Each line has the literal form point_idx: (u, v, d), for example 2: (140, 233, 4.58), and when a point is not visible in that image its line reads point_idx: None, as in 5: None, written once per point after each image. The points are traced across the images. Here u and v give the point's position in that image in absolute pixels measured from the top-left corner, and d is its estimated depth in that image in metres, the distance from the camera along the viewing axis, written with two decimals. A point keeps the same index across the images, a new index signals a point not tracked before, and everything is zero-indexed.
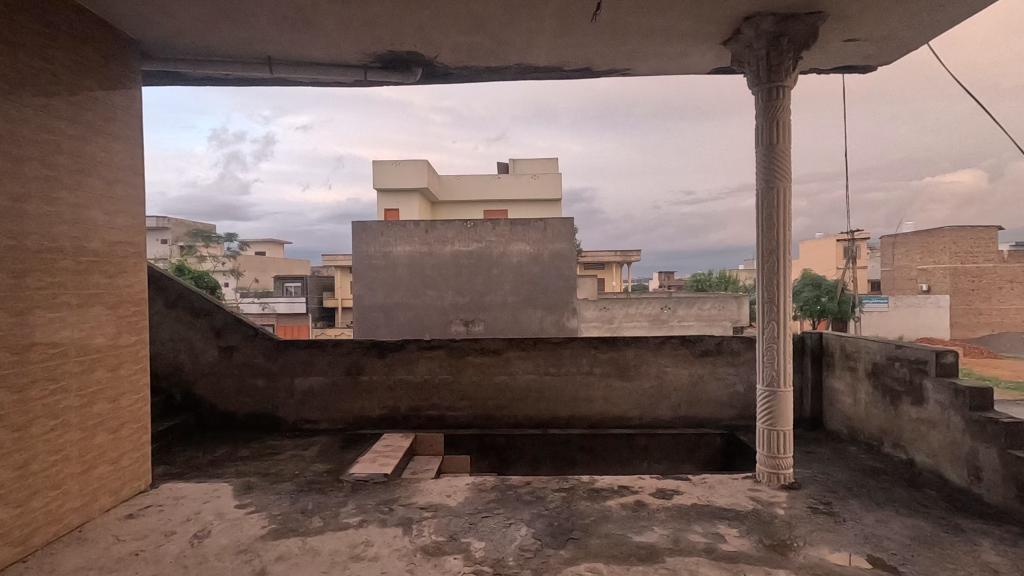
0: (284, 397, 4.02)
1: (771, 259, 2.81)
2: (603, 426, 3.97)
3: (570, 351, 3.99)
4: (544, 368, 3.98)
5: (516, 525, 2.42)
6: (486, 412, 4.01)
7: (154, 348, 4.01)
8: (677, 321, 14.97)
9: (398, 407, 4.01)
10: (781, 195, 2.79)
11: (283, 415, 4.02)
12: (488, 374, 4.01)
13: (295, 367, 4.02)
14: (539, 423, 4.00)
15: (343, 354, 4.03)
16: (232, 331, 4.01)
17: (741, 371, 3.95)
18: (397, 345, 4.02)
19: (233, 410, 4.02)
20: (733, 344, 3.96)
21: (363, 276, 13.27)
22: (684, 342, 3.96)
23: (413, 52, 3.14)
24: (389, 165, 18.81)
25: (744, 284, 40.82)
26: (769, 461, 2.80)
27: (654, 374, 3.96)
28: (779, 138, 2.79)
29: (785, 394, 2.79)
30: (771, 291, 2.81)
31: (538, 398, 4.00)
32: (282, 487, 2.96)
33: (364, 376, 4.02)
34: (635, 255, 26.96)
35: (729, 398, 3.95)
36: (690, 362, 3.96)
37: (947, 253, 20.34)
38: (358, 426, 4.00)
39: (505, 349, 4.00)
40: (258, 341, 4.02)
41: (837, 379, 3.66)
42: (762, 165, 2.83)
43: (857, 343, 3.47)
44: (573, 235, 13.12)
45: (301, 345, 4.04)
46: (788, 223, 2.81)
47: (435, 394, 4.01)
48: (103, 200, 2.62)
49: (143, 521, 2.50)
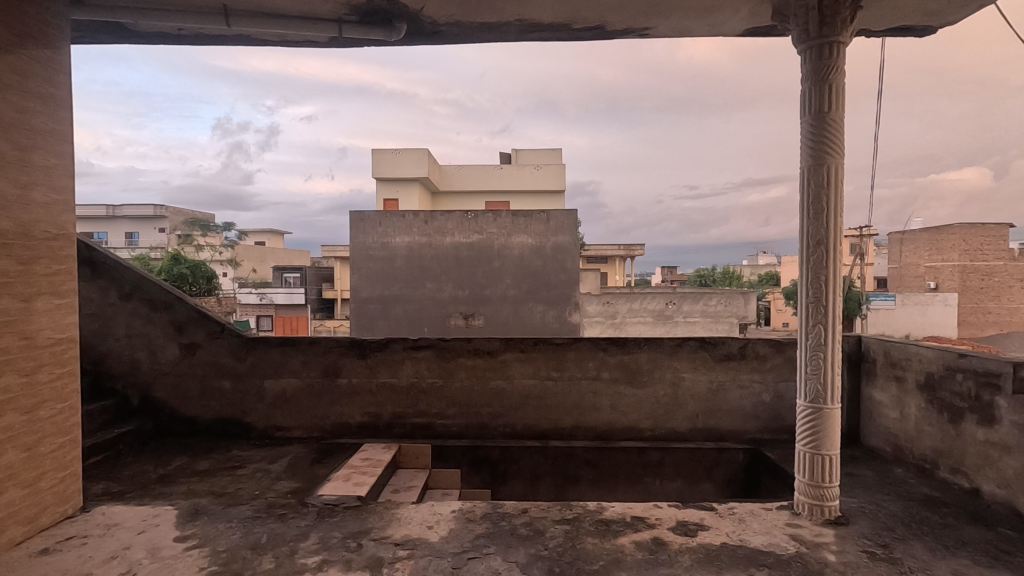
0: (254, 402, 3.59)
1: (818, 250, 2.34)
2: (611, 438, 3.54)
3: (574, 354, 3.53)
4: (546, 373, 3.54)
5: (508, 572, 1.98)
6: (479, 421, 3.57)
7: (108, 344, 3.57)
8: (682, 317, 14.53)
9: (381, 414, 3.57)
10: (833, 173, 2.32)
11: (252, 422, 3.59)
12: (482, 379, 3.56)
13: (266, 368, 3.58)
14: (538, 435, 3.56)
15: (320, 354, 3.58)
16: (195, 326, 3.57)
17: (768, 379, 3.50)
18: (379, 345, 3.58)
19: (197, 416, 3.59)
20: (758, 348, 3.51)
21: (361, 267, 12.86)
22: (703, 345, 3.51)
23: (395, 2, 2.67)
24: (389, 154, 18.32)
25: (749, 282, 40.34)
26: (812, 491, 2.35)
27: (670, 382, 3.51)
28: (832, 106, 2.31)
29: (834, 411, 2.33)
30: (817, 288, 2.35)
31: (537, 405, 3.55)
32: (236, 512, 2.52)
33: (343, 379, 3.58)
34: (638, 250, 26.51)
35: (753, 409, 3.50)
36: (709, 368, 3.51)
37: (956, 250, 19.87)
38: (335, 435, 3.58)
39: (502, 350, 3.55)
40: (224, 338, 3.57)
41: (879, 391, 3.21)
42: (809, 139, 2.36)
43: (905, 349, 3.02)
44: (577, 228, 12.63)
45: (272, 343, 3.59)
46: (840, 207, 2.33)
47: (423, 400, 3.57)
48: (14, 170, 2.17)
49: (59, 559, 2.06)
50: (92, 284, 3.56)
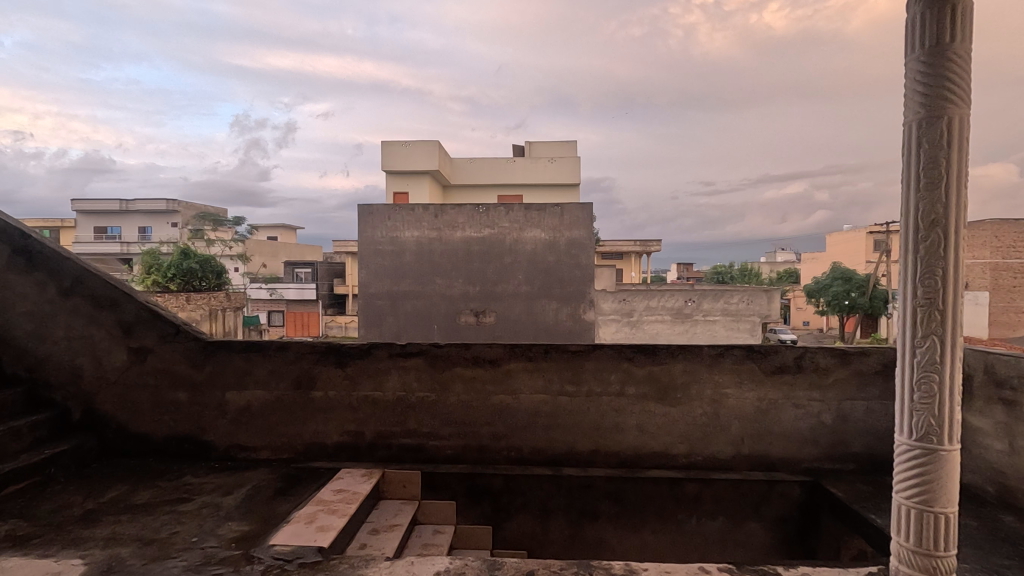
0: (213, 417, 3.05)
1: (933, 234, 1.70)
2: (638, 466, 2.93)
3: (592, 364, 2.93)
4: (559, 387, 2.94)
5: None
6: (479, 443, 2.98)
7: (46, 349, 3.05)
8: (701, 315, 13.87)
9: (363, 434, 3.01)
10: (955, 128, 1.68)
11: (212, 440, 3.05)
12: (482, 394, 2.97)
13: (228, 377, 3.04)
14: (550, 461, 2.95)
15: (290, 361, 3.03)
16: (145, 328, 3.03)
17: (828, 397, 2.86)
18: (359, 351, 3.01)
19: (148, 433, 3.05)
20: (820, 359, 2.87)
21: (368, 262, 12.36)
22: (750, 354, 2.89)
23: None
24: (400, 146, 17.79)
25: (767, 280, 39.41)
26: (921, 562, 1.73)
27: (709, 398, 2.90)
28: (956, 35, 1.68)
29: (952, 455, 1.70)
30: (929, 286, 1.71)
31: (549, 424, 2.95)
32: (160, 570, 1.95)
33: (317, 393, 3.03)
34: (654, 246, 25.87)
35: (811, 433, 2.88)
36: (757, 384, 2.89)
37: (988, 247, 18.85)
38: (309, 457, 3.03)
39: (505, 359, 2.96)
40: (178, 342, 3.03)
41: (977, 416, 2.55)
42: (921, 86, 1.73)
43: (1018, 365, 2.37)
44: (592, 222, 11.99)
45: (235, 348, 3.04)
46: (964, 174, 1.69)
47: (412, 418, 2.99)
48: None
49: None
50: (26, 277, 3.02)
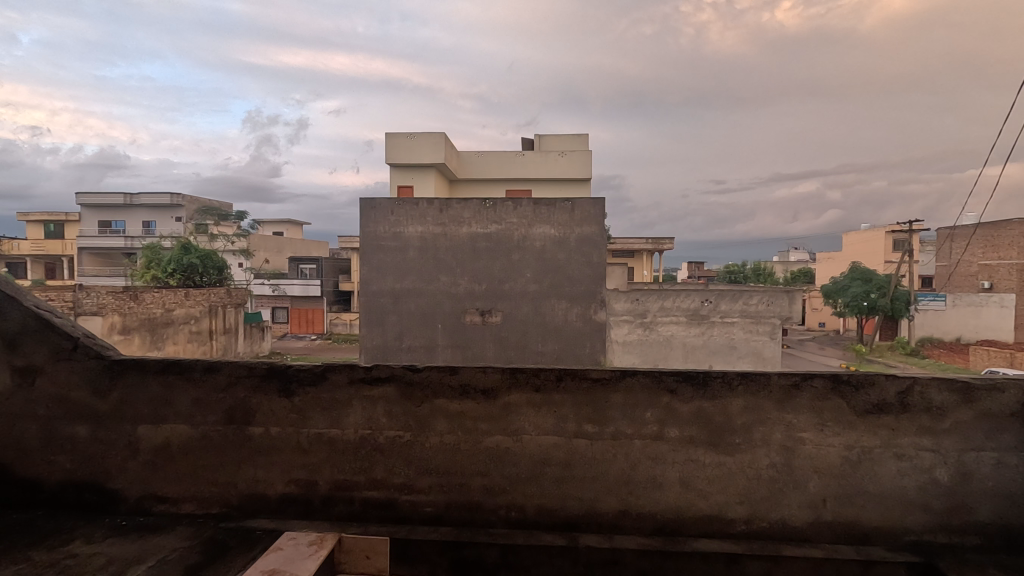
0: (122, 459, 2.33)
1: None
2: (681, 535, 2.17)
3: (621, 398, 2.20)
4: (575, 427, 2.20)
5: None
6: (469, 499, 2.23)
7: None
8: (719, 316, 13.04)
9: (316, 483, 2.28)
10: None
11: (121, 489, 2.33)
12: (473, 434, 2.23)
13: (141, 408, 2.33)
14: (562, 525, 2.20)
15: (223, 388, 2.31)
16: (35, 342, 2.32)
17: (944, 446, 2.09)
18: (311, 376, 2.29)
19: (38, 479, 2.34)
20: (933, 394, 2.10)
21: (370, 258, 11.63)
22: (837, 387, 2.13)
23: None
24: (404, 138, 17.11)
25: (783, 279, 38.49)
26: None
27: (779, 445, 2.15)
28: None
29: None
30: None
31: (561, 476, 2.21)
32: None
33: (256, 429, 2.30)
34: (667, 244, 25.10)
35: (919, 494, 2.10)
36: (845, 427, 2.12)
37: None
38: (245, 513, 2.29)
39: (505, 389, 2.23)
40: (76, 361, 2.32)
41: None
42: None
43: None
44: (604, 218, 11.21)
45: (151, 369, 2.34)
46: None
47: (380, 464, 2.26)
48: None
49: None
50: None
